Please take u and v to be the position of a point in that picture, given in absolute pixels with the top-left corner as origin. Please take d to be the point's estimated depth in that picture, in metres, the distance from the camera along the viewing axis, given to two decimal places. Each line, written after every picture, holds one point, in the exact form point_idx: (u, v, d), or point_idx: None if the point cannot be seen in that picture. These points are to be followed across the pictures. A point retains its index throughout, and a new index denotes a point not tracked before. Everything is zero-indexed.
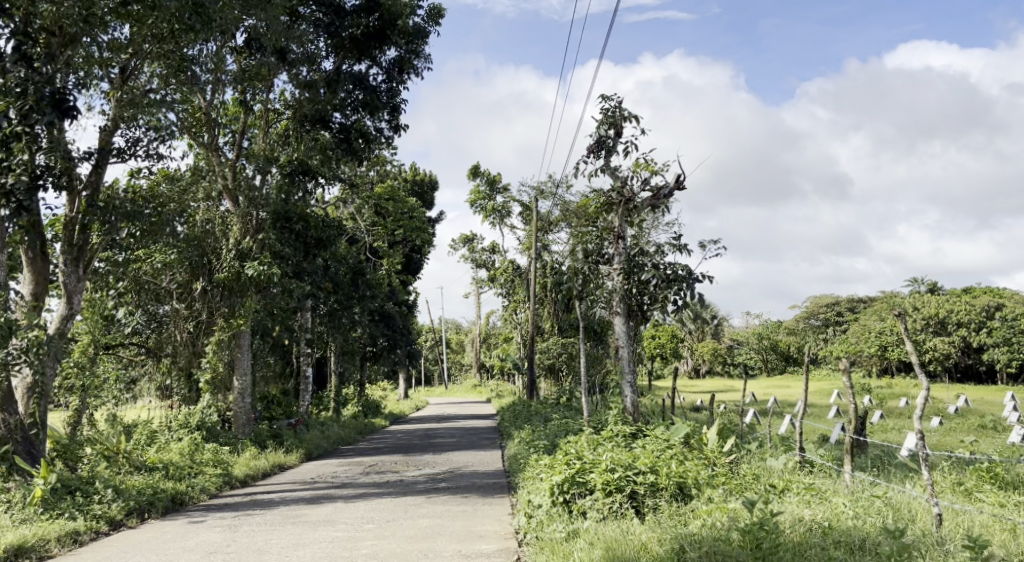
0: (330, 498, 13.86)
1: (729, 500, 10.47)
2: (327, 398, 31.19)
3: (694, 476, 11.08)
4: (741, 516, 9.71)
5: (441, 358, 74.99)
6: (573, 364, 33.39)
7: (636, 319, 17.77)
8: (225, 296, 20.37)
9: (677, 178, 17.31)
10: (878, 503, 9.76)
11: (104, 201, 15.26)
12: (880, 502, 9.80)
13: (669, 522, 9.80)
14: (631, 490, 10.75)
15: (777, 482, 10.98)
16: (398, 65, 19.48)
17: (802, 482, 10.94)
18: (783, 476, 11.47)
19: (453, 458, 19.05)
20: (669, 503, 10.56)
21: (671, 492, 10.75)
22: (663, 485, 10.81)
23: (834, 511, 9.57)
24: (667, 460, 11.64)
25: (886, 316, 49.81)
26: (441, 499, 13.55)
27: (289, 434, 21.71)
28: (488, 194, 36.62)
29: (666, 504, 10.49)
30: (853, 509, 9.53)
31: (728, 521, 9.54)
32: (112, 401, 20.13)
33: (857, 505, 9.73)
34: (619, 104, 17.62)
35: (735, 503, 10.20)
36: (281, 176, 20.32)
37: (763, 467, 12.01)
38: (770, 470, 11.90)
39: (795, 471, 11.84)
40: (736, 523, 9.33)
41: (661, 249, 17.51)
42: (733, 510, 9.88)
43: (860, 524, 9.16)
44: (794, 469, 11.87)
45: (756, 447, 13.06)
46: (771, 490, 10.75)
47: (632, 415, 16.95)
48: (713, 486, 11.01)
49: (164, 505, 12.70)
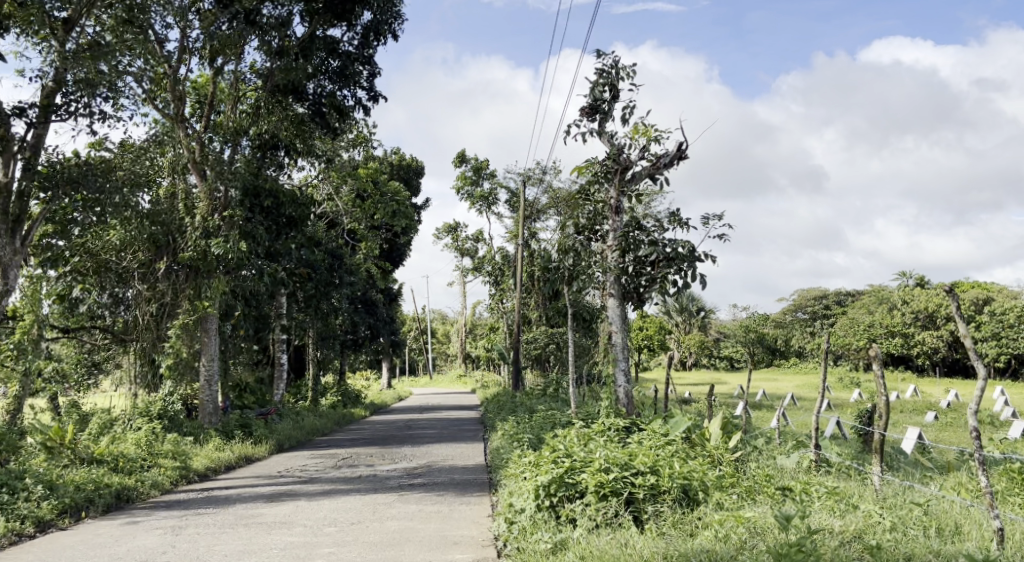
0: (293, 495, 12.67)
1: (742, 507, 9.38)
2: (305, 387, 29.97)
3: (701, 477, 9.97)
4: (762, 527, 8.61)
5: (426, 349, 73.84)
6: (560, 354, 32.25)
7: (631, 303, 16.54)
8: (190, 277, 19.33)
9: (678, 147, 16.11)
10: (918, 512, 8.71)
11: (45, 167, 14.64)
12: (921, 511, 8.75)
13: (673, 535, 8.73)
14: (629, 494, 9.61)
15: (793, 484, 9.89)
16: (376, 29, 18.26)
17: (822, 485, 9.88)
18: (798, 477, 10.40)
19: (433, 451, 17.85)
20: (672, 510, 9.45)
21: (673, 496, 9.63)
22: (666, 488, 9.68)
23: (869, 520, 8.52)
24: (669, 458, 10.46)
25: (876, 310, 49.02)
26: (416, 497, 12.36)
27: (260, 424, 20.32)
28: (474, 180, 35.45)
29: (668, 511, 9.39)
30: (890, 519, 8.48)
31: (747, 536, 8.43)
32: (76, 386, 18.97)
33: (894, 514, 8.68)
34: (616, 64, 16.37)
35: (752, 511, 9.09)
36: (250, 150, 19.39)
37: (773, 466, 10.94)
38: (781, 470, 10.82)
39: (808, 471, 10.79)
40: (762, 542, 8.21)
41: (661, 225, 16.30)
42: (750, 519, 8.75)
43: (898, 538, 8.13)
44: (808, 469, 10.80)
45: (763, 444, 11.92)
46: (786, 495, 9.70)
47: (625, 407, 15.93)
48: (723, 490, 9.92)
49: (105, 502, 11.56)
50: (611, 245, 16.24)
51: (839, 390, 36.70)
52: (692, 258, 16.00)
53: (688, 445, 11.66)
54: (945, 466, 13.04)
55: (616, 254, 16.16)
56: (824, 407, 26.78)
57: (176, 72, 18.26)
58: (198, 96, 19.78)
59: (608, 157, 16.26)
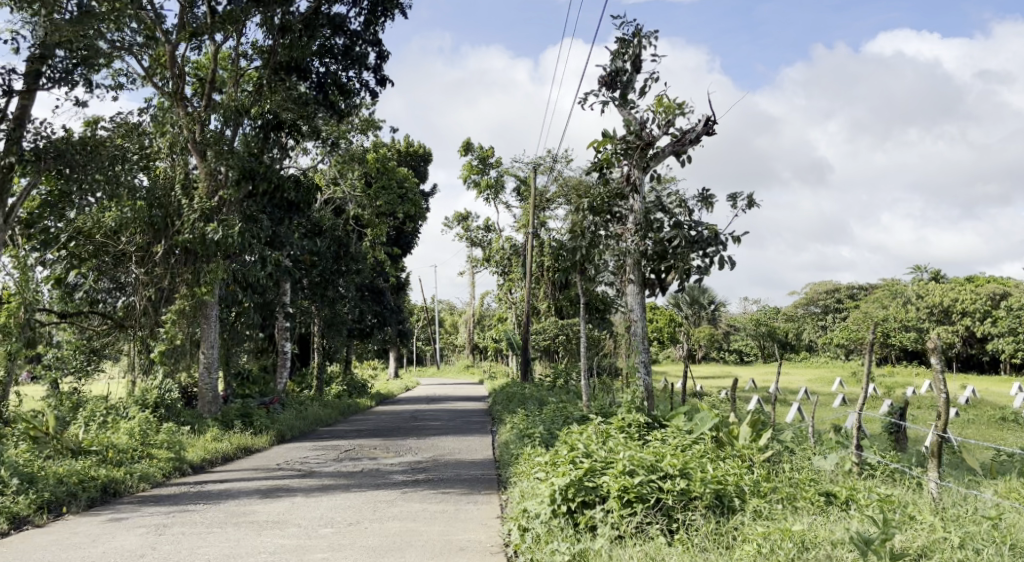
0: (289, 490, 11.94)
1: (785, 517, 8.70)
2: (310, 375, 29.27)
3: (736, 482, 9.25)
4: (814, 543, 7.99)
5: (433, 339, 73.22)
6: (570, 346, 31.37)
7: (652, 291, 15.74)
8: (188, 260, 18.66)
9: (704, 122, 15.30)
10: (986, 526, 8.11)
11: (40, 144, 14.36)
12: (989, 525, 8.14)
13: (711, 551, 8.04)
14: (657, 500, 8.91)
15: (839, 489, 9.29)
16: (382, 4, 17.66)
17: (870, 490, 9.30)
18: (841, 482, 9.75)
19: (440, 444, 17.10)
20: (706, 519, 8.75)
21: (707, 503, 8.92)
22: (697, 494, 8.97)
23: (935, 535, 8.00)
24: (700, 460, 9.74)
25: (890, 303, 48.07)
26: (420, 495, 11.60)
27: (262, 413, 19.62)
28: (481, 169, 34.69)
29: (703, 520, 8.69)
30: (959, 535, 7.90)
31: (797, 555, 7.78)
32: (74, 373, 18.36)
33: (961, 529, 8.09)
34: (638, 33, 15.60)
35: (799, 523, 8.41)
36: (252, 130, 18.45)
37: (810, 469, 10.34)
38: (820, 473, 10.20)
39: (849, 474, 10.23)
40: None
41: (685, 205, 15.53)
42: (798, 531, 8.10)
43: (969, 558, 7.57)
44: (848, 472, 10.24)
45: (795, 444, 11.22)
46: (831, 503, 9.11)
47: (647, 401, 15.10)
48: (762, 497, 9.18)
49: (88, 497, 11.00)
50: (630, 227, 15.49)
51: (853, 385, 35.72)
52: (718, 241, 15.23)
53: (715, 445, 10.93)
54: (986, 467, 12.29)
55: (636, 236, 15.40)
56: (838, 401, 25.86)
57: (174, 50, 17.81)
58: (199, 76, 19.28)
59: (630, 132, 15.49)
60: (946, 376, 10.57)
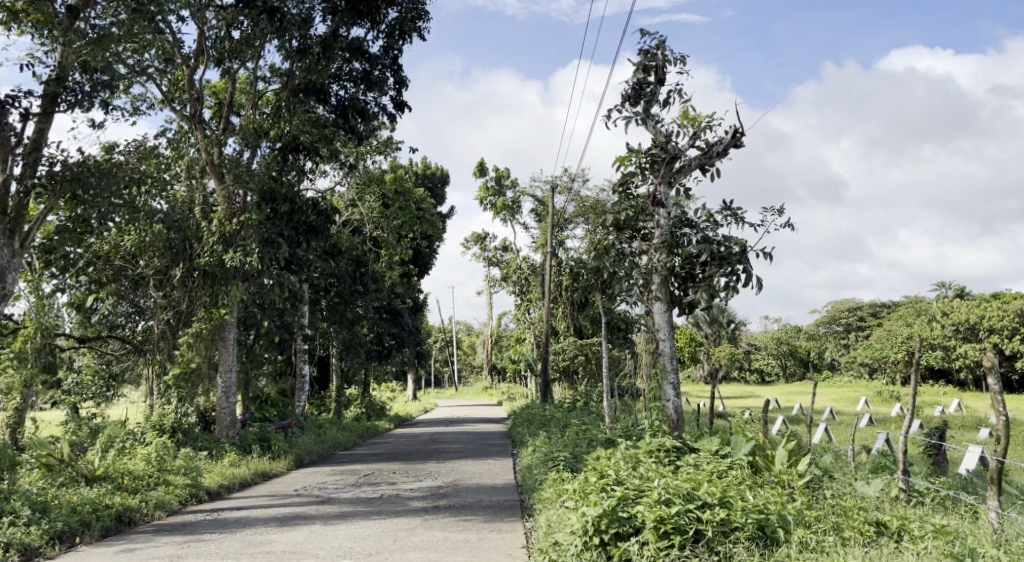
0: (307, 517, 11.63)
1: (832, 550, 8.58)
2: (329, 398, 28.97)
3: (780, 511, 9.05)
4: None
5: (451, 361, 72.84)
6: (590, 366, 30.97)
7: (678, 309, 15.41)
8: (206, 283, 18.38)
9: (731, 134, 14.99)
10: None
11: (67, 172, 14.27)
12: None
13: None
14: (696, 532, 8.78)
15: (888, 518, 9.12)
16: (401, 27, 17.52)
17: (922, 519, 9.12)
18: (889, 510, 9.55)
19: (460, 468, 16.73)
20: (749, 553, 8.64)
21: (749, 536, 8.80)
22: (738, 524, 8.82)
23: None
24: (739, 487, 9.53)
25: (915, 321, 47.34)
26: (441, 522, 11.26)
27: (280, 437, 19.33)
28: (497, 190, 34.46)
29: (746, 555, 8.57)
30: None
31: None
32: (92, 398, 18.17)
33: None
34: (661, 44, 15.30)
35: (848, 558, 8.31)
36: (271, 152, 18.25)
37: (854, 495, 10.11)
38: (865, 499, 9.98)
39: (895, 501, 10.01)
40: None
41: (712, 220, 15.18)
42: None
43: None
44: (894, 499, 10.01)
45: (835, 470, 10.90)
46: (881, 533, 8.91)
47: (673, 424, 14.81)
48: (806, 527, 8.99)
49: (102, 526, 10.75)
50: (655, 243, 15.17)
51: (879, 404, 35.08)
52: (747, 258, 14.86)
53: (751, 470, 10.66)
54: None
55: (662, 252, 15.07)
56: (866, 422, 25.28)
57: (193, 74, 17.73)
58: (217, 100, 19.15)
59: (654, 146, 15.19)
60: (1001, 402, 10.33)
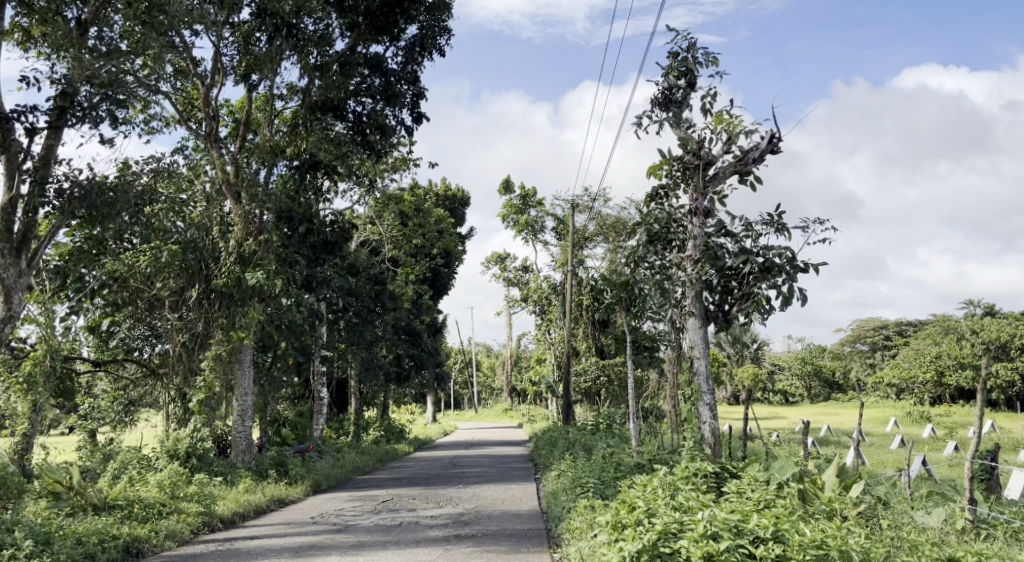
0: (324, 548, 11.10)
1: None
2: (348, 422, 28.43)
3: (839, 544, 8.57)
4: None
5: (472, 383, 72.30)
6: (613, 388, 30.32)
7: (716, 325, 14.80)
8: (225, 304, 17.78)
9: (767, 139, 14.46)
10: None
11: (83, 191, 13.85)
12: None
13: None
14: None
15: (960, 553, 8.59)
16: (421, 43, 17.08)
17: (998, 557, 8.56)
18: (957, 544, 9.00)
19: (482, 493, 16.14)
20: None
21: None
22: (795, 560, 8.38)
23: None
24: (794, 519, 9.06)
25: (943, 340, 46.32)
26: (464, 553, 10.69)
27: (298, 461, 18.80)
28: (521, 208, 34.03)
29: None
30: None
31: None
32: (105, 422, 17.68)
33: None
34: (692, 47, 14.82)
35: None
36: (288, 171, 17.93)
37: (917, 526, 9.61)
38: (927, 530, 9.46)
39: (962, 534, 9.48)
40: None
41: (752, 230, 14.61)
42: None
43: None
44: (960, 532, 9.48)
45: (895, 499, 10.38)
46: None
47: (711, 447, 14.17)
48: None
49: (108, 558, 10.27)
50: (690, 255, 14.58)
51: (910, 425, 34.13)
52: (793, 269, 14.25)
53: (799, 498, 10.13)
54: None
55: (698, 265, 14.47)
56: (899, 445, 24.46)
57: (208, 91, 17.37)
58: (234, 118, 18.78)
59: (687, 152, 14.69)
60: None
